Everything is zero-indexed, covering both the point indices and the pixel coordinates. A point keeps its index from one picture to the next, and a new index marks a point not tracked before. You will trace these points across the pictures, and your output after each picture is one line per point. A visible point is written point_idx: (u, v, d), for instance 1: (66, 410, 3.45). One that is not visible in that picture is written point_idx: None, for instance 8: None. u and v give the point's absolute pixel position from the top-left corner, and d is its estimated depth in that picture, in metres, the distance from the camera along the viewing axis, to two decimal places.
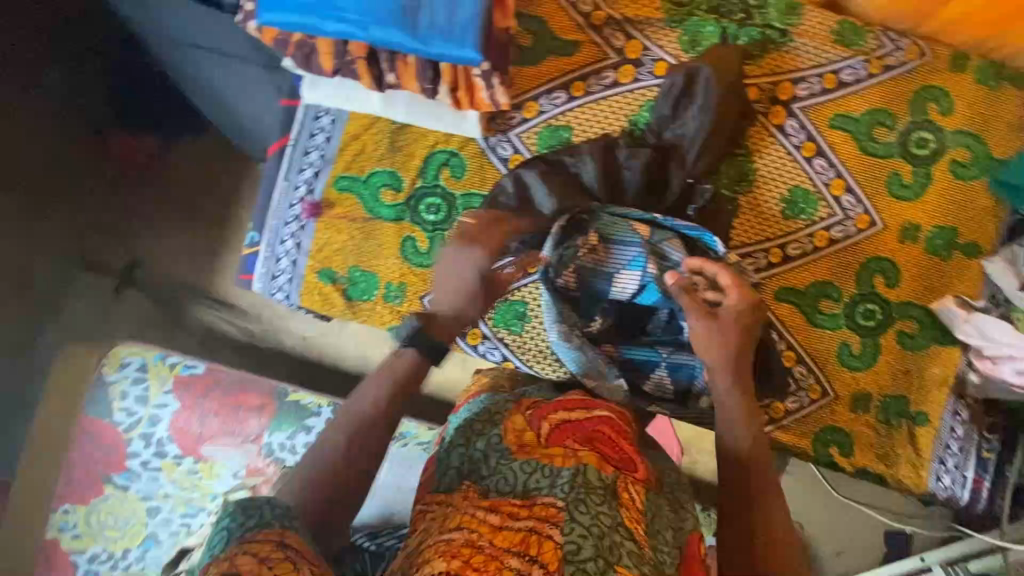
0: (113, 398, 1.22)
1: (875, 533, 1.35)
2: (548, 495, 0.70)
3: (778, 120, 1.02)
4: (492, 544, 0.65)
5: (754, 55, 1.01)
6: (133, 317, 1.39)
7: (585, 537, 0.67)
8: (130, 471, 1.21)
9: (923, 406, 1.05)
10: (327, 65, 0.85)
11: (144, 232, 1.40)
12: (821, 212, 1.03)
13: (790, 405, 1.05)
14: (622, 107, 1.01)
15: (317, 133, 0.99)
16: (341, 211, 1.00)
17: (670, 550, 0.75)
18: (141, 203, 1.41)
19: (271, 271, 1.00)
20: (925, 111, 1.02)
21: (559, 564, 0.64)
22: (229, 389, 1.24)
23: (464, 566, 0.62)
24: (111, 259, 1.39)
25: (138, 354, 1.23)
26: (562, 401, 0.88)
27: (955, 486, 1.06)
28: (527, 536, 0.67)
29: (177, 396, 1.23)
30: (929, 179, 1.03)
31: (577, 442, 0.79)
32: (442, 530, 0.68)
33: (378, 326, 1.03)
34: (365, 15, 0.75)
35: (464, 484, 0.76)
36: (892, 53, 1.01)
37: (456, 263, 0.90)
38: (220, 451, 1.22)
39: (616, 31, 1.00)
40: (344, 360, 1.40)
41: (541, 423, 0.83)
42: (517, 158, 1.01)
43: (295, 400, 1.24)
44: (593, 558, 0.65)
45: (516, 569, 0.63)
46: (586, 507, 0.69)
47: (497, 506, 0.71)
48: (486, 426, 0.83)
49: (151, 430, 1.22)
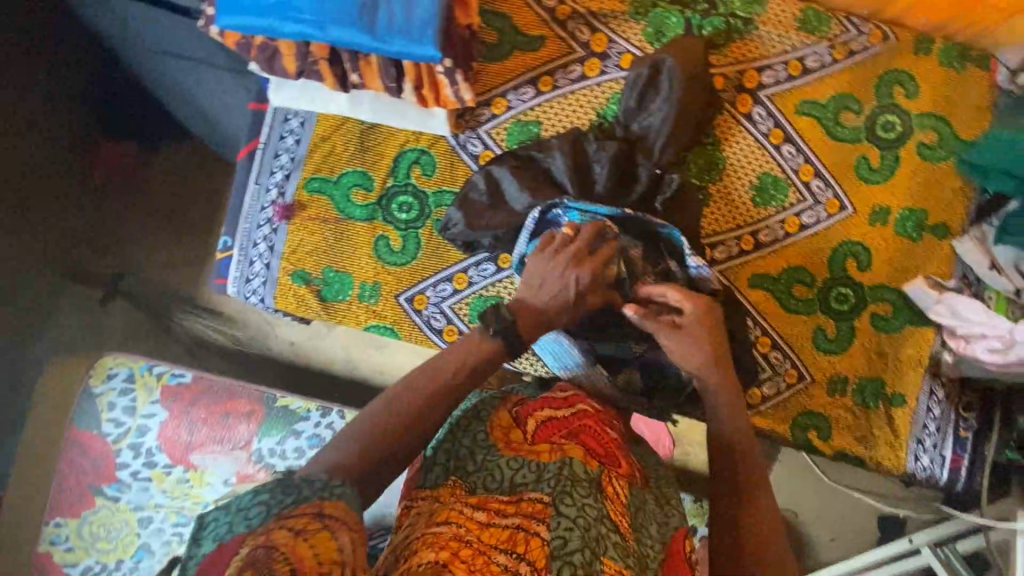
0: (100, 410, 1.20)
1: (869, 517, 1.38)
2: (535, 491, 0.72)
3: (745, 108, 1.02)
4: (478, 539, 0.65)
5: (719, 44, 1.01)
6: (122, 325, 1.42)
7: (572, 530, 0.67)
8: (121, 482, 1.18)
9: (899, 387, 1.06)
10: (290, 67, 0.85)
11: (135, 245, 1.45)
12: (791, 198, 1.04)
13: (767, 390, 1.05)
14: (590, 100, 1.01)
15: (287, 136, 0.99)
16: (312, 212, 1.00)
17: (653, 544, 0.78)
18: (130, 218, 1.45)
19: (245, 274, 1.01)
20: (890, 94, 1.03)
21: (548, 560, 0.65)
22: (215, 397, 1.23)
23: (452, 559, 0.62)
24: (102, 269, 1.43)
25: (125, 365, 1.23)
26: (546, 397, 0.86)
27: (934, 466, 1.07)
28: (514, 533, 0.67)
29: (166, 405, 1.22)
30: (897, 162, 1.04)
31: (562, 436, 0.79)
32: (430, 523, 0.67)
33: (354, 327, 1.02)
34: (323, 15, 0.76)
35: (450, 479, 0.75)
36: (856, 38, 1.02)
37: (551, 269, 0.84)
38: (209, 459, 1.20)
39: (581, 25, 1.00)
40: (330, 363, 1.42)
41: (527, 419, 0.82)
42: (487, 154, 1.01)
43: (284, 406, 1.23)
44: (580, 549, 0.66)
45: (504, 565, 0.63)
46: (571, 499, 0.70)
47: (485, 502, 0.71)
48: (472, 422, 0.82)
49: (141, 440, 1.20)
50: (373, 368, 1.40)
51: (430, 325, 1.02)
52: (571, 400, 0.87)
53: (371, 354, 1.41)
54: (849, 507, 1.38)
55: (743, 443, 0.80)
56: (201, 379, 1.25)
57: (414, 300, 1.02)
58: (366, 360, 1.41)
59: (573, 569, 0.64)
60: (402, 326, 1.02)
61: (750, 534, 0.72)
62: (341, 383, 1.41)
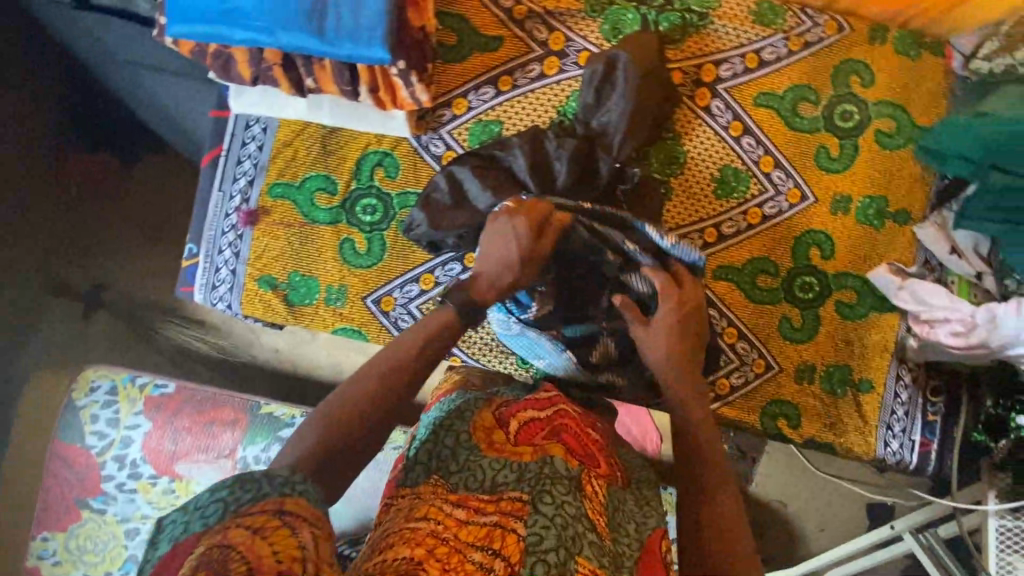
0: (83, 422, 1.19)
1: (858, 507, 1.38)
2: (515, 490, 0.66)
3: (703, 102, 1.03)
4: (455, 537, 0.60)
5: (675, 39, 1.03)
6: (104, 337, 1.39)
7: (549, 529, 0.62)
8: (107, 494, 1.16)
9: (866, 373, 1.07)
10: (245, 74, 0.86)
11: (115, 254, 1.39)
12: (753, 189, 1.05)
13: (735, 380, 1.06)
14: (550, 98, 1.02)
15: (249, 142, 1.00)
16: (277, 217, 1.01)
17: (631, 542, 0.72)
18: (103, 222, 1.40)
19: (211, 281, 1.02)
20: (847, 84, 1.04)
21: (522, 556, 0.60)
22: (199, 404, 1.22)
23: (428, 556, 0.58)
24: (79, 282, 1.39)
25: (107, 377, 1.22)
26: (529, 398, 0.84)
27: (904, 450, 1.07)
28: (491, 530, 0.62)
29: (149, 416, 1.20)
30: (856, 151, 1.05)
31: (544, 436, 0.76)
32: (407, 519, 0.63)
33: (322, 331, 1.03)
34: (272, 21, 0.77)
35: (432, 478, 0.70)
36: (811, 29, 1.03)
37: (501, 232, 0.85)
38: (195, 469, 1.18)
39: (538, 24, 1.02)
40: (315, 369, 1.41)
41: (510, 420, 0.79)
42: (449, 155, 1.02)
43: (268, 413, 1.23)
44: (555, 548, 0.61)
45: (479, 563, 0.58)
46: (551, 497, 0.65)
47: (464, 501, 0.66)
48: (455, 421, 0.77)
49: (124, 452, 1.18)
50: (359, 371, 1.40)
51: (397, 326, 1.03)
52: (552, 400, 0.85)
53: (356, 358, 1.41)
54: (838, 497, 1.38)
55: (704, 431, 0.78)
56: (185, 389, 1.24)
57: (381, 301, 1.02)
58: (351, 364, 1.41)
59: (547, 567, 0.60)
60: (370, 328, 1.03)
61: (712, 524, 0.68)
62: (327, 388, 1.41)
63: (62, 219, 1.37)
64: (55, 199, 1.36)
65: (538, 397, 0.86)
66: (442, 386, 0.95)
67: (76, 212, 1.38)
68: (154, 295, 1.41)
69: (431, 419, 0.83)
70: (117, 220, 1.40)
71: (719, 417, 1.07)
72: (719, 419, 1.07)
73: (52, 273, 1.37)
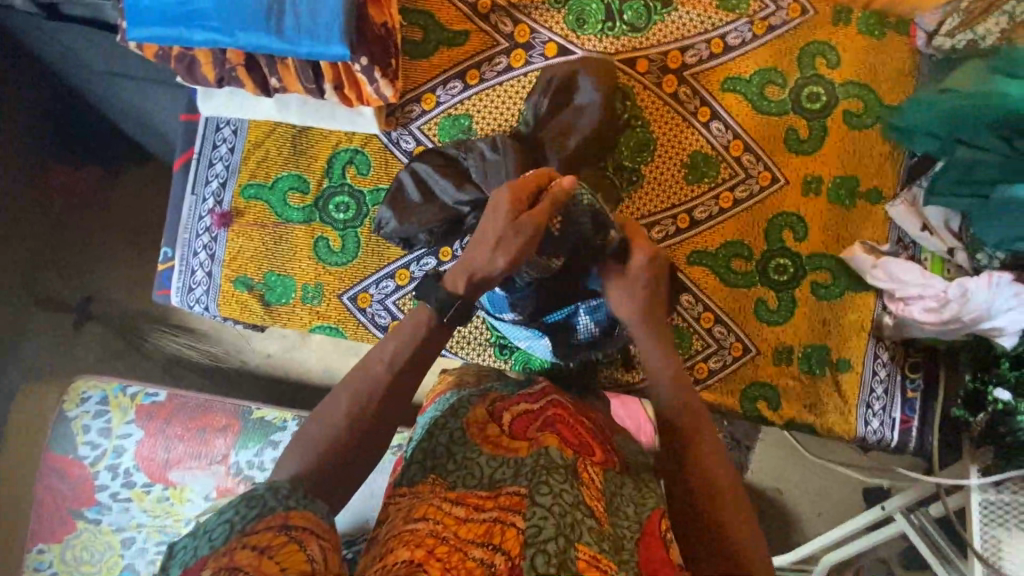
0: (74, 433, 1.19)
1: (854, 491, 1.37)
2: (514, 485, 0.61)
3: (670, 88, 1.04)
4: (455, 536, 0.57)
5: (639, 27, 1.03)
6: (95, 349, 1.39)
7: (547, 519, 0.57)
8: (101, 504, 1.16)
9: (845, 352, 1.07)
10: (210, 75, 0.89)
11: (99, 264, 1.40)
12: (724, 174, 1.05)
13: (713, 364, 1.07)
14: (518, 90, 1.03)
15: (221, 145, 1.02)
16: (251, 218, 1.02)
17: (631, 524, 0.64)
18: (82, 233, 1.40)
19: (187, 284, 1.03)
20: (813, 66, 1.05)
21: (521, 549, 0.55)
22: (190, 412, 1.22)
23: (428, 557, 0.54)
24: (67, 293, 1.39)
25: (99, 388, 1.22)
26: (521, 394, 0.80)
27: (885, 428, 1.08)
28: (490, 526, 0.58)
29: (141, 424, 1.20)
30: (825, 131, 1.05)
31: (539, 428, 0.71)
32: (406, 520, 0.60)
33: (299, 329, 1.04)
34: (229, 23, 0.82)
35: (430, 476, 0.68)
36: (775, 13, 1.04)
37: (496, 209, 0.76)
38: (188, 475, 1.18)
39: (503, 18, 1.02)
40: (309, 374, 1.39)
41: (503, 413, 0.75)
42: (420, 150, 1.03)
43: (260, 418, 1.22)
44: (554, 537, 0.55)
45: (480, 559, 0.54)
46: (548, 487, 0.60)
47: (463, 498, 0.63)
48: (448, 420, 0.75)
49: (117, 461, 1.18)
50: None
51: (374, 322, 1.03)
52: (545, 394, 0.81)
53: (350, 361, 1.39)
54: (833, 482, 1.37)
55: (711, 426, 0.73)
56: (175, 397, 1.24)
57: (357, 298, 1.03)
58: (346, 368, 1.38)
59: (547, 558, 0.54)
60: (347, 325, 1.03)
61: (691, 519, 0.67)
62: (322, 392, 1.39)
63: (48, 231, 1.39)
64: (41, 212, 1.37)
65: (532, 391, 0.82)
66: (437, 388, 0.94)
67: (61, 224, 1.40)
68: (140, 304, 1.40)
69: (427, 420, 0.82)
70: (98, 229, 1.40)
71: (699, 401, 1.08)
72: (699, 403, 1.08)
73: (40, 285, 1.38)
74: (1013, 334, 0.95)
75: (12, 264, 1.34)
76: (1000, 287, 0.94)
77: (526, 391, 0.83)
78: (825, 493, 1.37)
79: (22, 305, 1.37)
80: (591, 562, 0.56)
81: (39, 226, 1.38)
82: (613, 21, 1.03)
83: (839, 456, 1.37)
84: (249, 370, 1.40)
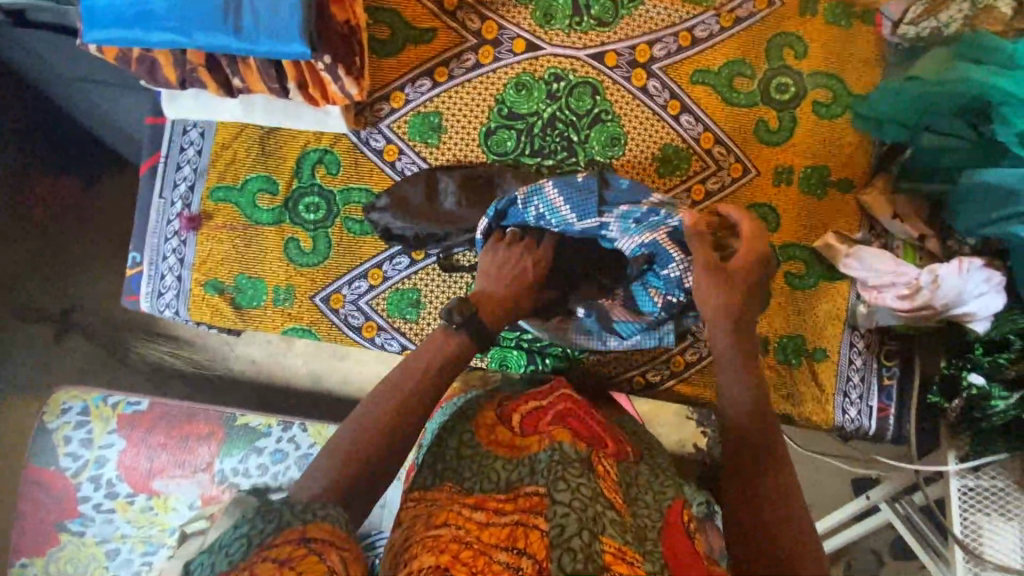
0: (56, 445, 1.17)
1: (843, 481, 1.37)
2: (531, 485, 0.64)
3: (640, 82, 1.04)
4: (478, 540, 0.59)
5: (607, 21, 1.03)
6: (78, 361, 1.36)
7: (569, 516, 0.59)
8: (84, 516, 1.15)
9: (821, 342, 1.08)
10: (170, 77, 0.89)
11: (94, 258, 1.36)
12: (695, 166, 1.05)
13: (689, 357, 1.07)
14: (487, 87, 1.02)
15: (188, 147, 1.02)
16: (219, 221, 1.02)
17: (651, 513, 0.69)
18: (71, 241, 1.36)
19: (156, 289, 1.03)
20: (782, 57, 1.05)
21: (548, 551, 0.57)
22: (172, 420, 1.19)
23: (453, 561, 0.56)
24: (50, 303, 1.36)
25: (79, 398, 1.19)
26: (528, 393, 0.84)
27: (862, 417, 1.08)
28: (513, 530, 0.60)
29: (123, 434, 1.18)
30: (795, 122, 1.05)
31: (548, 423, 0.75)
32: (427, 526, 0.62)
33: (272, 332, 1.04)
34: (187, 21, 0.81)
35: (447, 484, 0.70)
36: (741, 5, 1.05)
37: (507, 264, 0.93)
38: (172, 484, 1.16)
39: (470, 14, 1.02)
40: (296, 380, 1.37)
41: (511, 414, 0.78)
42: (390, 148, 1.03)
43: (244, 424, 1.20)
44: (578, 533, 0.58)
45: (505, 562, 0.57)
46: (565, 484, 0.62)
47: (483, 503, 0.65)
48: (459, 422, 0.78)
49: (100, 472, 1.16)
50: (339, 379, 1.36)
51: (348, 323, 1.03)
52: (554, 388, 0.86)
53: (335, 366, 1.37)
54: (818, 473, 1.37)
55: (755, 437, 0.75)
56: (158, 405, 1.20)
57: (330, 299, 1.03)
58: (330, 372, 1.37)
59: (573, 556, 0.56)
60: (319, 326, 1.03)
61: (751, 510, 0.70)
62: (307, 398, 1.37)
63: (27, 242, 1.35)
64: (28, 216, 1.35)
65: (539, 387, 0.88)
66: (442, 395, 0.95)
67: (47, 230, 1.36)
68: (120, 314, 1.37)
69: (436, 426, 0.84)
70: (71, 238, 1.36)
71: (678, 395, 1.08)
72: (678, 397, 1.08)
73: (20, 298, 1.36)
74: (985, 319, 0.96)
75: (15, 262, 1.35)
76: (970, 272, 0.95)
77: (526, 390, 0.86)
78: (815, 485, 1.37)
79: (6, 318, 1.35)
80: (617, 555, 0.59)
81: (20, 238, 1.35)
82: (581, 16, 1.03)
83: (830, 450, 1.35)
84: (232, 376, 1.39)
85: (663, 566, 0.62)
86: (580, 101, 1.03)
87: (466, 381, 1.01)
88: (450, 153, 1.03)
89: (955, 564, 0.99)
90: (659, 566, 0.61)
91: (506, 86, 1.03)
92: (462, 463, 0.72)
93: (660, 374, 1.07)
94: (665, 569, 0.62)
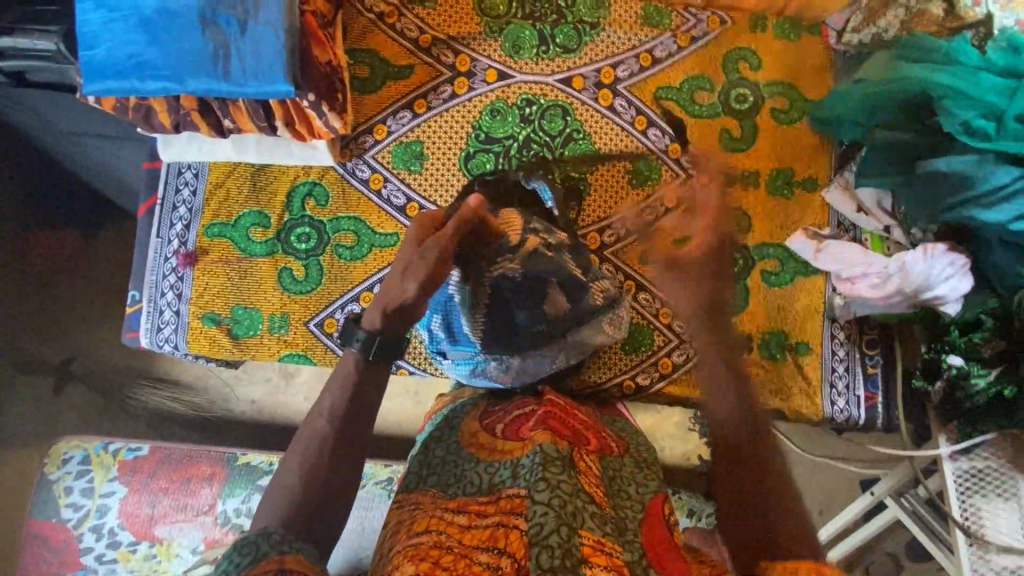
0: (57, 496, 1.16)
1: (851, 484, 1.35)
2: (512, 487, 0.65)
3: (607, 101, 1.11)
4: (459, 543, 0.60)
5: (572, 48, 1.11)
6: (79, 410, 1.38)
7: (548, 515, 0.59)
8: (87, 569, 1.13)
9: (802, 335, 1.12)
10: (166, 122, 0.96)
11: (88, 309, 1.40)
12: (665, 176, 1.11)
13: (677, 358, 1.10)
14: (464, 115, 1.09)
15: (183, 188, 1.08)
16: (216, 255, 1.07)
17: (633, 505, 0.70)
18: (69, 292, 1.40)
19: (156, 324, 1.06)
20: (737, 70, 1.12)
21: (526, 549, 0.57)
22: (174, 463, 1.20)
23: (433, 568, 0.57)
24: (50, 355, 1.39)
25: (80, 446, 1.20)
26: (517, 401, 0.86)
27: (850, 406, 1.11)
28: (494, 531, 0.61)
29: (124, 481, 1.18)
30: (756, 129, 1.13)
31: (530, 428, 0.75)
32: (410, 533, 0.64)
33: (269, 359, 1.07)
34: (179, 69, 0.87)
35: (429, 489, 0.73)
36: (695, 25, 1.13)
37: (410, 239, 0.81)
38: (176, 530, 1.15)
39: (444, 50, 1.10)
40: (295, 415, 1.39)
41: (496, 425, 0.80)
42: (375, 177, 1.08)
43: (246, 463, 1.20)
44: (557, 529, 0.57)
45: (486, 563, 0.57)
46: (545, 483, 0.62)
47: (465, 506, 0.67)
48: (447, 433, 0.82)
49: (102, 521, 1.15)
50: None
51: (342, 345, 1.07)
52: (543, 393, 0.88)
53: None
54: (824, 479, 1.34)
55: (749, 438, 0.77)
56: (159, 449, 1.22)
57: (324, 324, 1.07)
58: None
59: (552, 552, 0.55)
60: (314, 350, 1.07)
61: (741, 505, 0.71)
62: None
63: (27, 295, 1.39)
64: (20, 270, 1.37)
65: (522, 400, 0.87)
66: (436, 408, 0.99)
67: (44, 284, 1.40)
68: (117, 361, 1.39)
69: (426, 434, 0.88)
70: (71, 288, 1.40)
71: (666, 396, 1.11)
72: (666, 398, 1.11)
73: (20, 353, 1.39)
74: (955, 301, 0.98)
75: (16, 317, 1.39)
76: (934, 258, 0.97)
77: (513, 400, 0.87)
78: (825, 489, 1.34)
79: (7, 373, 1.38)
80: (596, 548, 0.58)
81: (19, 293, 1.39)
82: (547, 45, 1.11)
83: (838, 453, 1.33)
84: (233, 417, 1.40)
85: (643, 556, 0.62)
86: (552, 122, 1.10)
87: (456, 393, 0.97)
88: (433, 177, 1.08)
89: (959, 547, 0.99)
90: (637, 556, 0.61)
91: (484, 110, 1.09)
92: (449, 472, 0.75)
93: (649, 376, 1.10)
94: (645, 558, 0.62)
